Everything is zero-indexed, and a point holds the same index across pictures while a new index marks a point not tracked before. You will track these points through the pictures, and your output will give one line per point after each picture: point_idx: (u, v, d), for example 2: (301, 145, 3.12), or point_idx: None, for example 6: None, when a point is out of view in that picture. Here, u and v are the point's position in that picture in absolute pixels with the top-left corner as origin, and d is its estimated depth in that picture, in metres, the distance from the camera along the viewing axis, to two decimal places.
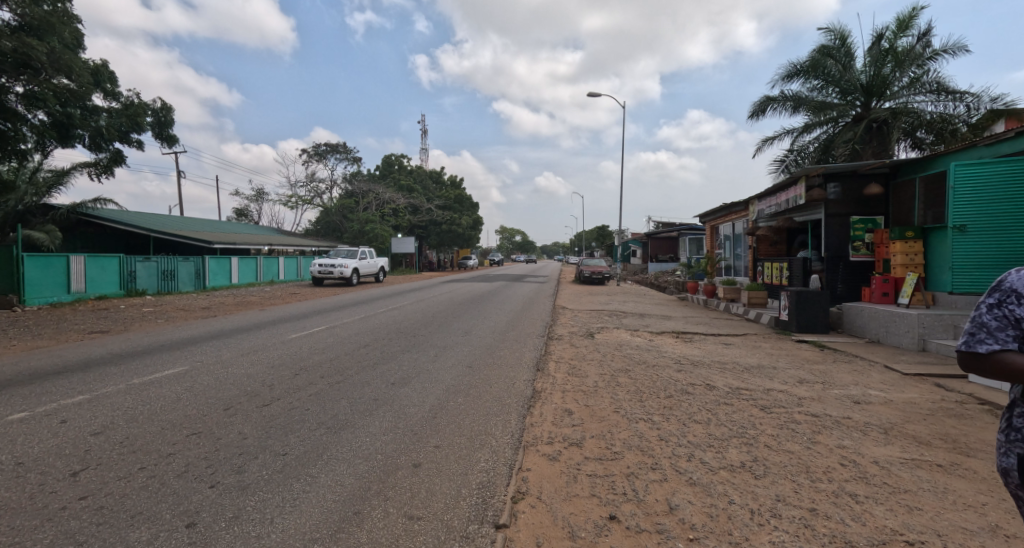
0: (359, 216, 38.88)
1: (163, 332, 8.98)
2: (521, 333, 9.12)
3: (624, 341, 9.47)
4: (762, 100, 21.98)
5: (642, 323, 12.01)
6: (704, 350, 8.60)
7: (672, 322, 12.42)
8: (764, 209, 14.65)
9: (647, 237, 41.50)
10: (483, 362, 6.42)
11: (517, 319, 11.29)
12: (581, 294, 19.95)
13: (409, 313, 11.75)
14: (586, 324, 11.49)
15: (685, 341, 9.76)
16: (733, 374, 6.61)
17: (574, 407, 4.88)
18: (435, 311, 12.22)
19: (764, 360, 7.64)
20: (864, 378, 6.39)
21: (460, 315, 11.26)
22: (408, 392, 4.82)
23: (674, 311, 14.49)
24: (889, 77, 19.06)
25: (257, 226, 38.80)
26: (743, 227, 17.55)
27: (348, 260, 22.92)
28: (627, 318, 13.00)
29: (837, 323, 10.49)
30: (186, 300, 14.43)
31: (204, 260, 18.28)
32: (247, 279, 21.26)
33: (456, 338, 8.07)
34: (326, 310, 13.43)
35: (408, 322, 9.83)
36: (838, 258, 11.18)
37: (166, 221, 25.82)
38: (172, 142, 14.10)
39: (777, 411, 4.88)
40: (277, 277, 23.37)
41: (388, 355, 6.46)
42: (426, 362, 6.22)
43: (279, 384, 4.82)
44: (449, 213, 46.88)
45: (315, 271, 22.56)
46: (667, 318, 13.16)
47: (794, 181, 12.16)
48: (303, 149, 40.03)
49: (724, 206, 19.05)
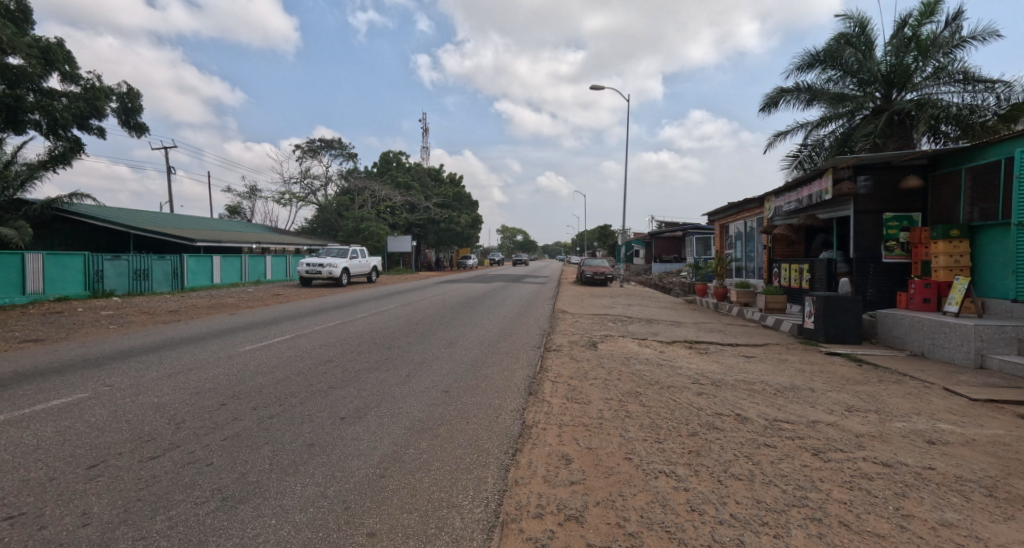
0: (354, 214, 37.85)
1: (110, 340, 7.89)
2: (514, 344, 8.01)
3: (632, 353, 8.38)
4: (774, 92, 20.89)
5: (650, 331, 10.92)
6: (723, 366, 7.52)
7: (682, 329, 11.32)
8: (781, 206, 13.54)
9: (651, 237, 40.34)
10: (464, 384, 5.31)
11: (514, 325, 10.19)
12: (583, 297, 18.83)
13: (395, 318, 10.65)
14: (588, 332, 10.39)
15: (700, 353, 8.67)
16: (765, 399, 5.50)
17: (573, 453, 3.77)
18: (424, 316, 11.14)
19: (796, 379, 6.53)
20: (926, 405, 5.28)
21: (450, 321, 10.19)
22: (357, 433, 3.71)
23: (683, 317, 13.38)
24: (911, 67, 18.05)
25: (249, 224, 37.80)
26: (756, 226, 16.43)
27: (338, 260, 21.85)
28: (633, 324, 11.91)
29: (871, 333, 9.37)
30: (157, 302, 13.41)
31: (182, 259, 17.26)
32: (231, 279, 20.19)
33: (440, 352, 6.98)
34: (306, 313, 12.38)
35: (389, 330, 8.74)
36: (869, 259, 10.07)
37: (150, 218, 24.81)
38: (140, 129, 13.07)
39: (836, 458, 3.78)
40: (264, 277, 22.32)
41: (349, 377, 5.34)
42: (393, 385, 5.10)
43: (191, 421, 3.72)
44: (448, 212, 45.79)
45: (303, 271, 21.49)
46: (677, 324, 12.04)
47: (818, 174, 11.05)
48: (298, 145, 39.01)
49: (735, 203, 17.94)
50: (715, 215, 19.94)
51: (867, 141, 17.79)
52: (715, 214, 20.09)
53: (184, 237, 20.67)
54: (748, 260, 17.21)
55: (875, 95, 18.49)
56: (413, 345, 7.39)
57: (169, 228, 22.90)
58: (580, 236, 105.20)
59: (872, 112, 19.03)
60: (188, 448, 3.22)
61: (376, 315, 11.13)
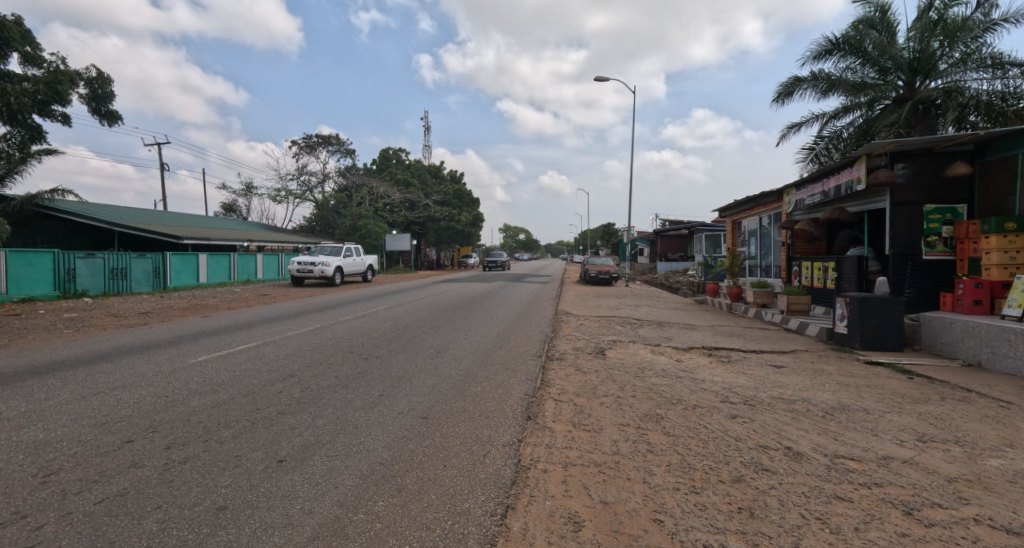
0: (351, 211, 37.04)
1: (54, 347, 6.97)
2: (513, 353, 7.05)
3: (646, 361, 7.44)
4: (790, 82, 19.86)
5: (663, 335, 9.96)
6: (752, 378, 6.55)
7: (698, 333, 10.34)
8: (801, 200, 12.55)
9: (656, 235, 39.35)
10: (447, 408, 4.34)
11: (515, 329, 9.22)
12: (587, 297, 17.86)
13: (385, 321, 9.74)
14: (595, 337, 9.44)
15: (722, 362, 7.69)
16: (815, 425, 4.52)
17: (585, 514, 2.80)
18: (417, 318, 10.20)
19: (842, 396, 5.55)
20: (1016, 433, 4.30)
21: (442, 325, 9.25)
22: (293, 486, 2.75)
23: (697, 319, 12.38)
24: (937, 53, 17.05)
25: (245, 222, 36.98)
26: (774, 222, 15.41)
27: (331, 258, 20.95)
28: (643, 328, 10.94)
29: (912, 339, 8.38)
30: (133, 303, 12.54)
31: (164, 257, 16.37)
32: (219, 278, 19.32)
33: (426, 363, 6.03)
34: (297, 314, 11.51)
35: (376, 335, 7.82)
36: (908, 257, 9.07)
37: (138, 215, 23.96)
38: (111, 117, 12.19)
39: (939, 521, 2.79)
40: (255, 276, 21.46)
41: (308, 398, 4.36)
42: (360, 409, 4.14)
43: (71, 468, 2.77)
44: (448, 209, 44.87)
45: (294, 270, 20.58)
46: (691, 328, 11.07)
47: (846, 164, 10.09)
48: (294, 141, 38.17)
49: (749, 198, 16.93)
50: (728, 210, 18.94)
51: (891, 132, 16.78)
52: (727, 210, 19.10)
53: (169, 234, 19.86)
54: (763, 258, 16.23)
55: (898, 84, 17.48)
56: (396, 354, 6.46)
57: (155, 226, 22.01)
58: (583, 234, 104.20)
59: (894, 102, 18.04)
60: (35, 521, 2.25)
61: (366, 318, 10.22)
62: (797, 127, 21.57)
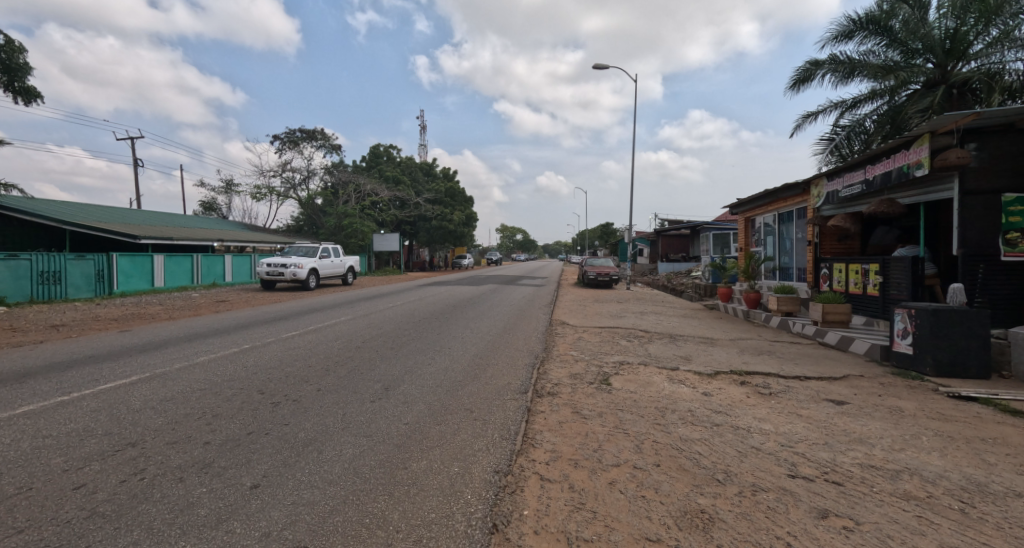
0: (337, 210, 35.33)
1: None
2: (490, 389, 5.26)
3: (663, 397, 5.68)
4: (807, 65, 18.45)
5: (678, 354, 8.21)
6: (812, 424, 4.78)
7: (721, 351, 8.59)
8: (833, 193, 10.88)
9: (656, 235, 37.82)
10: (356, 520, 2.55)
11: (501, 349, 7.42)
12: (586, 303, 16.12)
13: (342, 335, 7.95)
14: (596, 358, 7.69)
15: (761, 396, 5.93)
16: (965, 536, 2.74)
17: None
18: (384, 332, 8.39)
19: (965, 464, 3.78)
20: None
21: (410, 343, 7.46)
22: None
23: (715, 332, 10.63)
24: (971, 33, 15.50)
25: (225, 221, 35.16)
26: (796, 217, 13.69)
27: (304, 259, 19.18)
28: (653, 343, 9.19)
29: (998, 363, 6.65)
30: (56, 312, 10.77)
31: (109, 258, 14.56)
32: (180, 283, 17.56)
33: (361, 412, 4.23)
34: (252, 325, 9.77)
35: (318, 360, 6.03)
36: (984, 257, 7.34)
37: (99, 213, 22.12)
38: (28, 94, 10.32)
39: None
40: (223, 279, 19.67)
41: (119, 502, 2.54)
42: (191, 534, 2.32)
43: None
44: (440, 208, 43.16)
45: (263, 272, 18.74)
46: (711, 344, 9.32)
47: (898, 146, 8.40)
48: (276, 136, 36.37)
49: (766, 192, 15.22)
50: (741, 206, 17.24)
51: (922, 120, 15.21)
52: (740, 205, 17.41)
53: (125, 234, 18.08)
54: (784, 259, 14.53)
55: (928, 68, 15.96)
56: (325, 396, 4.64)
57: (115, 225, 20.16)
58: (581, 234, 102.73)
59: (923, 87, 16.49)
60: None
61: (321, 331, 8.39)
62: (813, 116, 20.13)
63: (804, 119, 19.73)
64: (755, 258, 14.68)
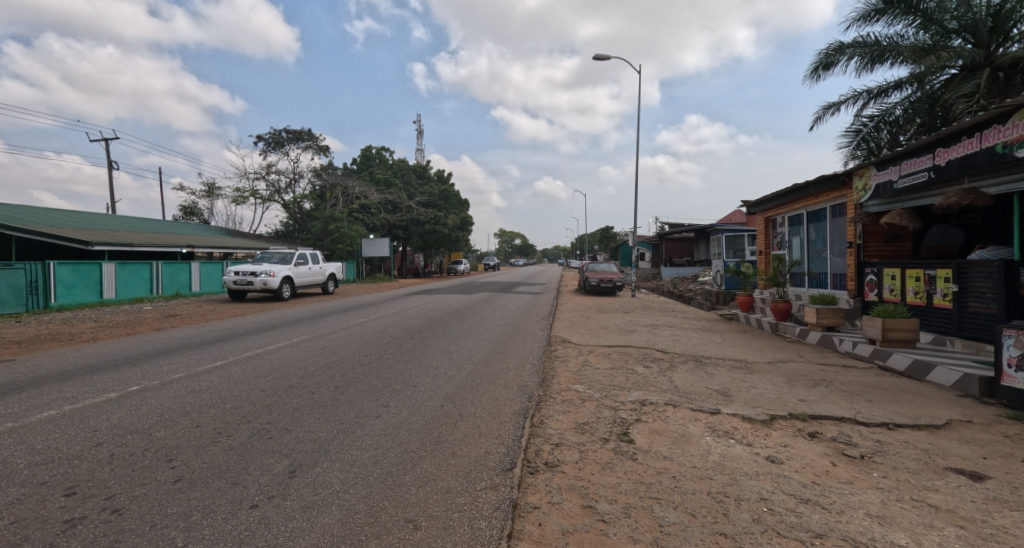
0: (324, 214, 33.60)
1: None
2: (456, 471, 3.40)
3: (714, 470, 3.86)
4: (828, 52, 17.03)
5: (712, 388, 6.40)
6: (969, 531, 2.97)
7: (764, 382, 6.80)
8: (883, 184, 9.23)
9: (659, 238, 36.15)
10: None
11: (483, 389, 5.56)
12: (589, 315, 14.33)
13: (278, 366, 6.08)
14: (608, 396, 5.90)
15: (851, 462, 4.12)
16: None
17: None
18: (338, 361, 6.54)
19: None
20: None
21: (363, 380, 5.63)
22: None
23: (747, 353, 8.81)
24: (1019, 9, 13.77)
25: (205, 227, 33.37)
26: (829, 215, 11.97)
27: (277, 267, 17.38)
28: (677, 371, 7.38)
29: None
30: None
31: (46, 267, 12.80)
32: (136, 294, 15.79)
33: (215, 544, 2.37)
34: (185, 346, 7.88)
35: (215, 415, 4.16)
36: None
37: (56, 219, 20.28)
38: None
39: None
40: (188, 289, 17.85)
41: None
42: None
43: None
44: (433, 211, 41.49)
45: (229, 282, 16.90)
46: (748, 371, 7.50)
47: (986, 121, 6.83)
48: (260, 136, 34.57)
49: (792, 189, 13.49)
50: (761, 205, 15.55)
51: (968, 105, 13.44)
52: (759, 204, 15.72)
53: (76, 239, 16.27)
54: (815, 265, 12.75)
55: (970, 47, 14.22)
56: (178, 497, 2.77)
57: (69, 230, 18.32)
58: (581, 238, 101.02)
59: (961, 71, 14.84)
60: None
61: (257, 358, 6.54)
62: (835, 107, 18.48)
63: (825, 110, 18.14)
64: (782, 264, 12.93)
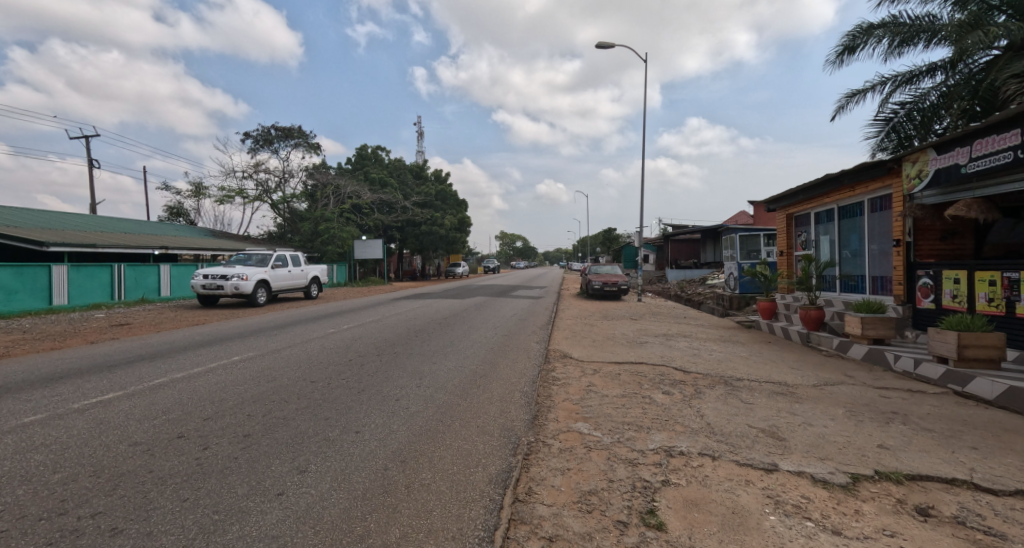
0: (314, 214, 32.23)
1: None
2: None
3: None
4: (855, 33, 15.52)
5: (758, 426, 4.90)
6: None
7: (821, 416, 5.29)
8: (947, 170, 7.78)
9: (664, 239, 34.68)
10: None
11: (451, 437, 4.04)
12: (592, 323, 12.84)
13: (184, 400, 4.56)
14: (622, 442, 4.42)
15: None
16: None
17: None
18: (271, 391, 5.01)
19: None
20: None
21: (289, 423, 4.10)
22: None
23: (785, 373, 7.32)
24: None
25: (191, 228, 32.05)
26: (866, 210, 10.48)
27: (250, 269, 15.95)
28: (705, 400, 5.89)
29: None
30: None
31: None
32: (94, 300, 14.43)
33: None
34: (95, 364, 6.36)
35: (14, 499, 2.64)
36: None
37: (21, 218, 18.97)
38: None
39: None
40: (157, 293, 16.44)
41: None
42: None
43: None
44: (429, 212, 40.10)
45: (197, 286, 15.44)
46: (794, 399, 6.02)
47: None
48: (247, 133, 33.22)
49: (820, 181, 11.98)
50: (784, 201, 14.05)
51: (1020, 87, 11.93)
52: (781, 200, 14.23)
53: (29, 240, 14.90)
54: (851, 267, 11.24)
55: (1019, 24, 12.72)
56: None
57: (28, 230, 16.96)
58: (583, 240, 99.72)
59: (1009, 50, 13.32)
60: None
61: (165, 387, 5.01)
62: (859, 95, 17.00)
63: (850, 97, 16.69)
64: (813, 266, 11.39)
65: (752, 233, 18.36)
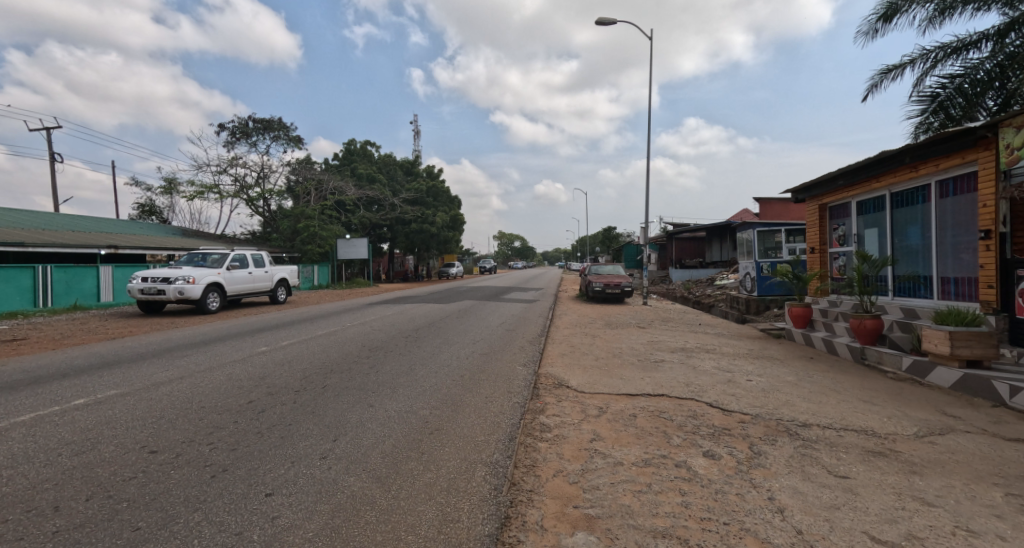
0: (293, 211, 30.12)
1: None
2: None
3: None
4: None
5: (889, 541, 2.82)
6: None
7: (975, 510, 3.22)
8: None
9: (667, 238, 32.66)
10: None
11: None
12: (594, 333, 10.76)
13: None
14: None
15: None
16: None
17: None
18: (49, 483, 2.89)
19: None
20: None
21: None
22: None
23: (865, 415, 5.25)
24: None
25: (163, 226, 29.97)
26: (933, 195, 8.43)
27: (198, 271, 13.81)
28: (773, 471, 3.81)
29: None
30: None
31: None
32: (9, 308, 12.41)
33: None
34: None
35: None
36: None
37: None
38: None
39: None
40: (94, 299, 14.37)
41: None
42: None
43: None
44: (420, 209, 38.00)
45: (136, 289, 13.34)
46: (903, 465, 3.95)
47: None
48: (224, 125, 31.10)
49: (867, 161, 9.85)
50: (817, 189, 11.94)
51: None
52: (813, 188, 12.11)
53: None
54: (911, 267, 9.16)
55: None
56: None
57: None
58: (582, 240, 97.73)
59: None
60: None
61: None
62: (896, 71, 14.95)
63: (886, 73, 14.67)
64: (864, 267, 9.28)
65: (772, 228, 16.13)
